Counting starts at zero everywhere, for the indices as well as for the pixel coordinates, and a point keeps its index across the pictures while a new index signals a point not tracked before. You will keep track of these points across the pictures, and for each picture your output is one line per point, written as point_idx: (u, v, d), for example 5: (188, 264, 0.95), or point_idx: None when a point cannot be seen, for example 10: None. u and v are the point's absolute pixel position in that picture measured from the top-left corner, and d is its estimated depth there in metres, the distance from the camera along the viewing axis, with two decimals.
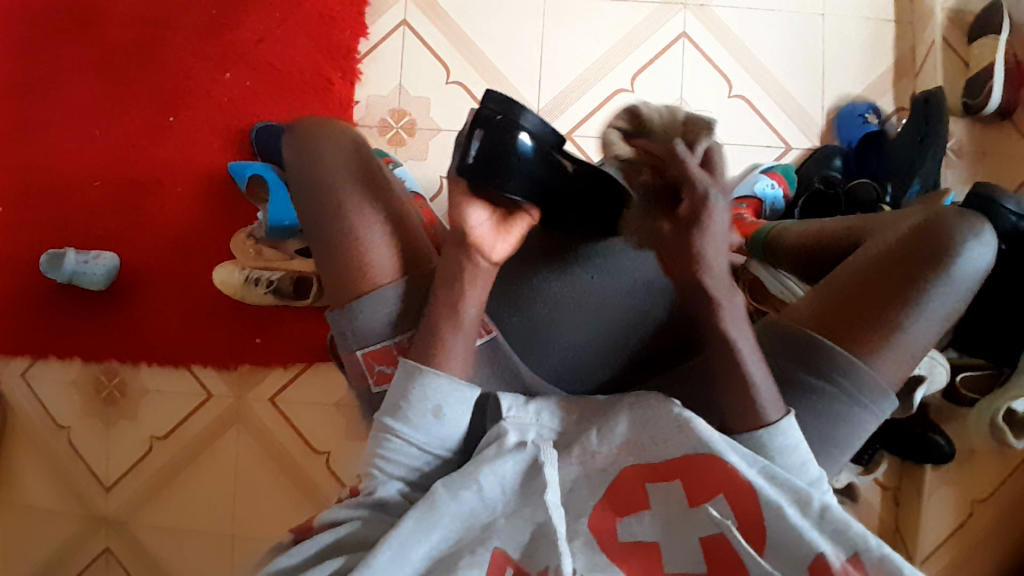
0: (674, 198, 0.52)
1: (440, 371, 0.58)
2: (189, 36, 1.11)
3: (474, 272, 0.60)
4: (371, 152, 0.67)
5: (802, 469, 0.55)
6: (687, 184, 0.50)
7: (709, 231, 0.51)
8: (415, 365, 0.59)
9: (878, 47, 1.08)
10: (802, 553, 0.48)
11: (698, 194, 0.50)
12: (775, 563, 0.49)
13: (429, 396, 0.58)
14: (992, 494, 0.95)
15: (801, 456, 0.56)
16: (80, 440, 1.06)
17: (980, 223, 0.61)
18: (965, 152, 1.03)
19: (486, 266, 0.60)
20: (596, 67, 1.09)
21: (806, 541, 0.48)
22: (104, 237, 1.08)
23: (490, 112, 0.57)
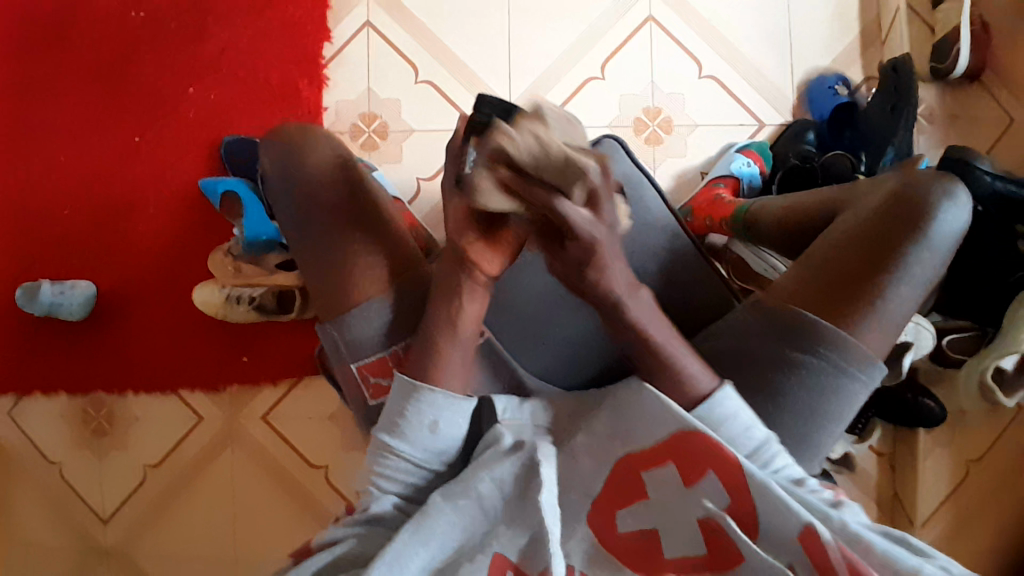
0: (560, 240, 0.48)
1: (434, 385, 0.58)
2: (149, 54, 1.09)
3: (473, 288, 0.57)
4: (356, 163, 0.69)
5: (748, 435, 0.55)
6: (571, 232, 0.46)
7: (601, 264, 0.49)
8: (409, 380, 0.58)
9: (843, 17, 1.08)
10: (785, 526, 0.49)
11: (584, 243, 0.46)
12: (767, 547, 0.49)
13: (425, 411, 0.58)
14: (985, 453, 0.96)
15: (743, 422, 0.56)
16: (73, 474, 1.05)
17: (954, 185, 0.61)
18: (936, 117, 1.04)
19: (485, 282, 0.57)
20: (565, 57, 1.08)
21: (792, 514, 0.48)
22: (78, 266, 1.06)
23: (484, 117, 0.52)
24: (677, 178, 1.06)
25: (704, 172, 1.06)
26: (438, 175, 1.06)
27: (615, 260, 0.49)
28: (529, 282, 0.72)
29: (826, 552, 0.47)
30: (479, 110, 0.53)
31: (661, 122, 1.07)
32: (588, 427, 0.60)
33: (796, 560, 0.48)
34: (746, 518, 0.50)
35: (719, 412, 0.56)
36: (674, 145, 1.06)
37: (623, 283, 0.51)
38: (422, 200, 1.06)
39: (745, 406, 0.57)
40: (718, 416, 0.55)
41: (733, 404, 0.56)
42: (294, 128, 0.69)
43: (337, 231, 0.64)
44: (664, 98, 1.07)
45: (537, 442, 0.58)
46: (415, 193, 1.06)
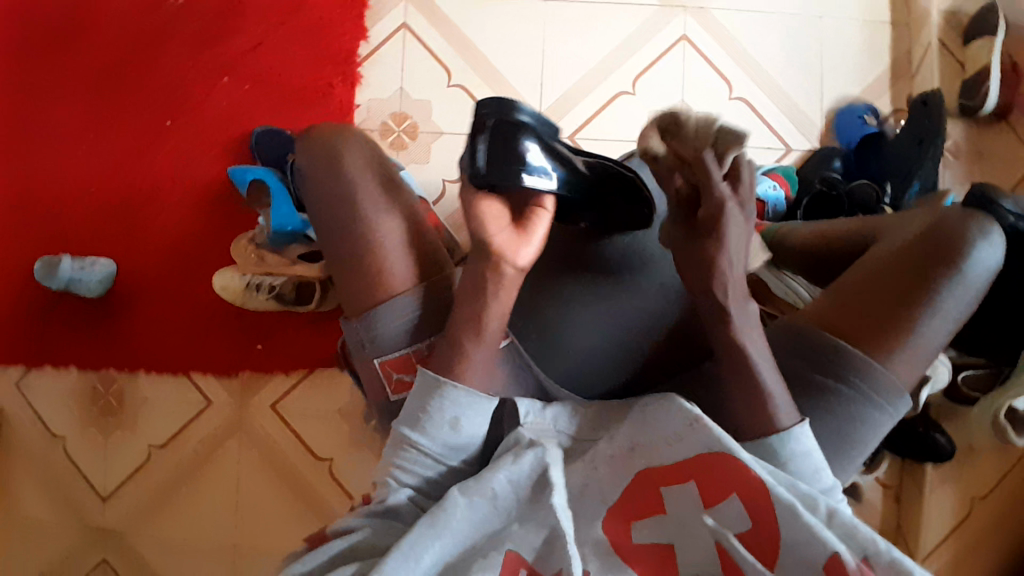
0: (692, 209, 0.55)
1: (458, 383, 0.58)
2: (186, 39, 1.10)
3: (499, 280, 0.58)
4: (386, 163, 0.70)
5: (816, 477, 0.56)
6: (707, 193, 0.52)
7: (723, 239, 0.53)
8: (432, 376, 0.59)
9: (875, 50, 1.09)
10: (814, 555, 0.49)
11: (712, 207, 0.52)
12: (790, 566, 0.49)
13: (447, 408, 0.58)
14: (991, 491, 0.96)
15: (814, 463, 0.56)
16: (78, 450, 1.04)
17: (989, 225, 0.62)
18: (961, 153, 1.05)
19: (513, 273, 0.58)
20: (597, 70, 1.09)
21: (819, 540, 0.48)
22: (99, 243, 1.07)
23: (487, 119, 0.58)
24: None
25: None
26: None
27: (737, 256, 0.54)
28: (565, 289, 0.70)
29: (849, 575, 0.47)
30: (478, 115, 0.59)
31: None
32: (611, 436, 0.60)
33: None
34: (765, 539, 0.51)
35: (793, 447, 0.56)
36: None
37: (737, 277, 0.55)
38: (447, 201, 1.06)
39: (818, 449, 0.57)
40: (792, 450, 0.56)
41: (805, 442, 0.56)
42: (328, 128, 0.70)
43: (365, 224, 0.64)
44: None
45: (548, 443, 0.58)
46: (440, 194, 1.06)
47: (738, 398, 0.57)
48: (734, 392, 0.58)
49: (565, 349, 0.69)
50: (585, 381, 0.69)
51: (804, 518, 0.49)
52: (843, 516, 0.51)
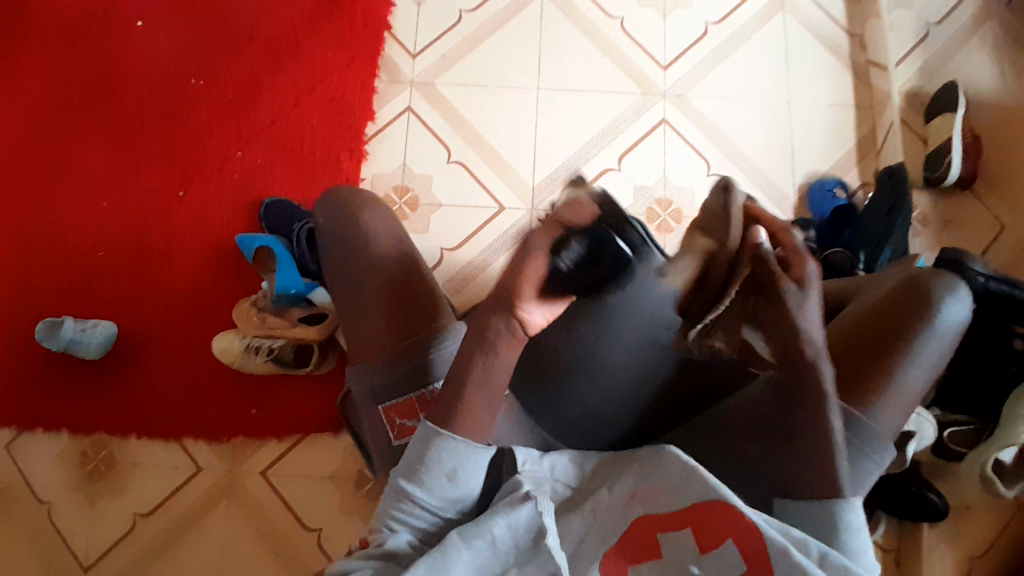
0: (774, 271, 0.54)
1: (456, 437, 0.59)
2: (203, 118, 1.18)
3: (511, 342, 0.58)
4: (395, 222, 0.75)
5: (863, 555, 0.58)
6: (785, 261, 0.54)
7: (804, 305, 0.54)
8: (432, 429, 0.59)
9: (841, 131, 1.19)
10: None
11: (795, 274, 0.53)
12: None
13: (444, 460, 0.59)
14: (986, 550, 0.95)
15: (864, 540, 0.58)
16: (62, 516, 1.02)
17: (955, 282, 0.67)
18: (930, 221, 1.12)
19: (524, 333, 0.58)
20: (585, 149, 1.18)
21: None
22: (103, 306, 1.09)
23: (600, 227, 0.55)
24: None
25: None
26: (462, 246, 1.12)
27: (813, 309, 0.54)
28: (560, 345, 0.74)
29: None
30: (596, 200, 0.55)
31: (672, 212, 1.14)
32: (610, 486, 0.62)
33: None
34: None
35: (849, 516, 0.58)
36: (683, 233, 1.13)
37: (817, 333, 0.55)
38: (445, 267, 1.11)
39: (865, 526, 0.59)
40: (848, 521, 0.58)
41: (859, 516, 0.59)
42: (348, 193, 0.77)
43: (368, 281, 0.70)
44: (674, 191, 1.16)
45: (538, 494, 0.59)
46: (438, 261, 1.11)
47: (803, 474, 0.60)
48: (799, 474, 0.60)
49: (574, 402, 0.74)
50: (594, 427, 0.75)
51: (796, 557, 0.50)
52: (835, 559, 0.52)
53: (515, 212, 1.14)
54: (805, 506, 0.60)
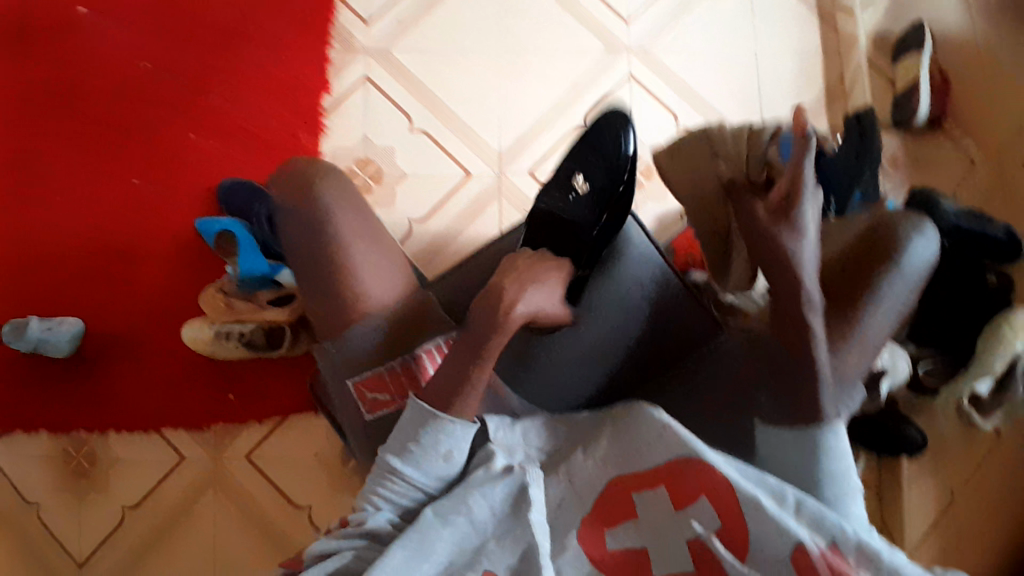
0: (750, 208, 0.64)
1: (453, 416, 0.58)
2: (156, 103, 1.13)
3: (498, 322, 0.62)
4: (359, 191, 0.70)
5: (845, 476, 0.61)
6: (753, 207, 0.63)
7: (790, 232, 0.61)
8: (428, 410, 0.58)
9: (809, 76, 1.16)
10: (778, 549, 0.49)
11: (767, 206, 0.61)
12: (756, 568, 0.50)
13: (442, 441, 0.58)
14: (968, 480, 0.96)
15: (845, 463, 0.62)
16: (49, 517, 1.00)
17: (922, 221, 0.66)
18: (900, 162, 1.10)
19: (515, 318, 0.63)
20: (552, 109, 1.15)
21: (786, 531, 0.50)
22: (69, 303, 1.06)
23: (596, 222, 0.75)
24: (658, 220, 1.10)
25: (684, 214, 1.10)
26: (431, 216, 1.10)
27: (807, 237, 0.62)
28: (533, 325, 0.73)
29: (815, 564, 0.48)
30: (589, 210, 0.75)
31: (642, 169, 1.13)
32: (584, 451, 0.61)
33: None
34: (737, 541, 0.51)
35: (833, 441, 0.61)
36: (654, 189, 1.12)
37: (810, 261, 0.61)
38: (415, 238, 1.09)
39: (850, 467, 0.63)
40: (835, 445, 0.61)
41: (843, 442, 0.62)
42: (303, 161, 0.70)
43: (344, 256, 0.65)
44: (644, 147, 1.13)
45: (527, 468, 0.58)
46: (407, 232, 1.09)
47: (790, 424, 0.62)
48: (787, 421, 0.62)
49: (544, 376, 0.72)
50: (570, 389, 0.73)
51: (769, 511, 0.51)
52: (810, 507, 0.53)
53: (483, 177, 1.12)
54: (790, 436, 0.62)
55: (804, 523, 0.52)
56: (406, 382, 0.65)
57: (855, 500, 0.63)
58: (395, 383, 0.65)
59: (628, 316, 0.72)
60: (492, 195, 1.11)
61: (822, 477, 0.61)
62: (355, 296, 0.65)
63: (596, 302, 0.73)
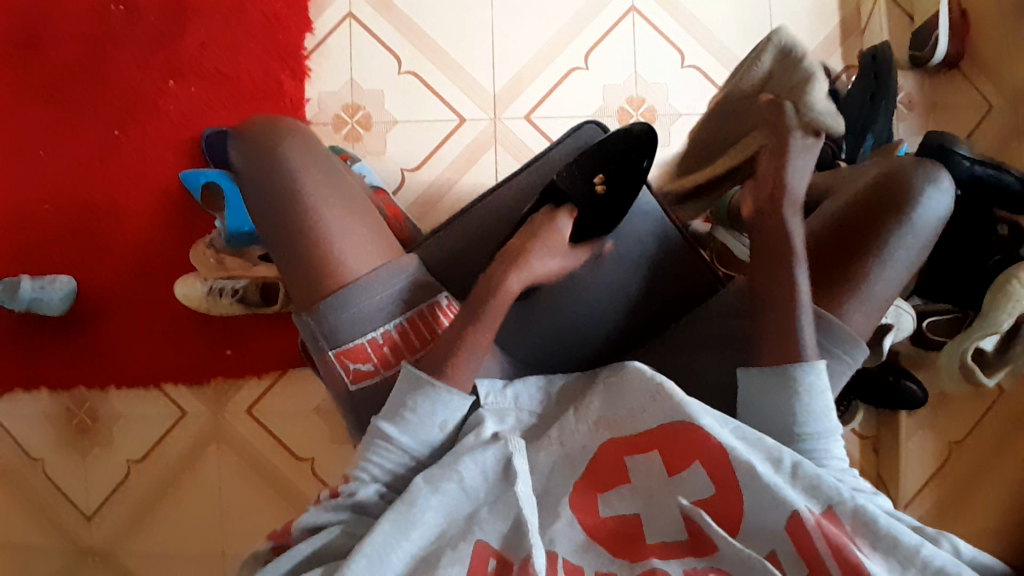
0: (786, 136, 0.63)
1: (450, 388, 0.58)
2: (127, 47, 1.07)
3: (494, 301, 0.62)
4: (326, 150, 0.68)
5: (825, 415, 0.58)
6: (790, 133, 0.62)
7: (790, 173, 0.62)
8: (427, 380, 0.58)
9: (824, 8, 1.09)
10: (775, 519, 0.50)
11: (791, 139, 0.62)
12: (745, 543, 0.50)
13: (439, 411, 0.58)
14: (967, 437, 0.97)
15: (825, 401, 0.58)
16: (57, 471, 1.03)
17: (937, 170, 0.62)
18: (915, 104, 1.05)
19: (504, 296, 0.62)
20: (549, 47, 1.08)
21: (782, 500, 0.50)
22: (59, 261, 1.04)
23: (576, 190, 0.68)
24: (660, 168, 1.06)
25: None
26: (425, 165, 1.06)
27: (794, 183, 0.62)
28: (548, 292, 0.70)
29: (811, 536, 0.48)
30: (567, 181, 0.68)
31: (645, 111, 1.08)
32: (580, 412, 0.60)
33: (781, 547, 0.49)
34: (731, 508, 0.51)
35: (811, 378, 0.58)
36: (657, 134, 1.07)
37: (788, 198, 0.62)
38: (408, 190, 1.05)
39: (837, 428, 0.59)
40: (812, 383, 0.57)
41: (822, 379, 0.58)
42: (263, 121, 0.68)
43: (317, 216, 0.63)
44: (647, 88, 1.08)
45: (509, 436, 0.58)
46: (401, 183, 1.05)
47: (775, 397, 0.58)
48: (770, 393, 0.59)
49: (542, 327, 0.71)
50: (574, 347, 0.72)
51: (765, 478, 0.51)
52: (807, 467, 0.52)
53: (477, 122, 1.07)
54: (767, 377, 0.59)
55: (799, 487, 0.51)
56: (391, 354, 0.64)
57: (836, 442, 0.59)
58: (378, 353, 0.64)
59: (631, 266, 0.72)
60: (488, 141, 1.07)
61: (800, 417, 0.58)
62: (332, 256, 0.63)
63: (604, 258, 0.72)
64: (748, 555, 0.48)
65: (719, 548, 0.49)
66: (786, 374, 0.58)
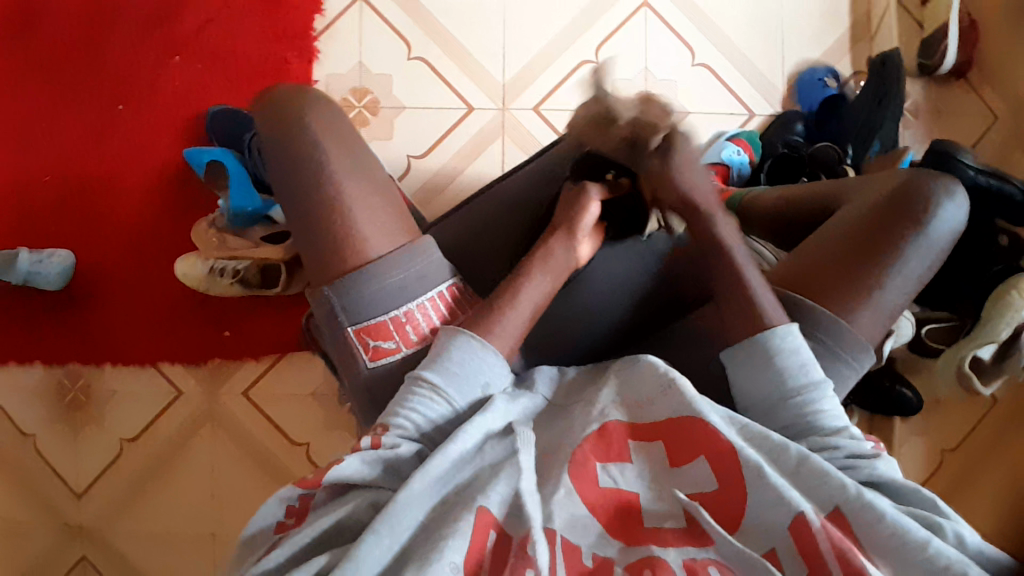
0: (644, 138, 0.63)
1: (497, 352, 0.60)
2: (134, 19, 1.06)
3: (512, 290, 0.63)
4: (349, 127, 0.69)
5: (804, 371, 0.57)
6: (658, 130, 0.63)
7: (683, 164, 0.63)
8: (478, 338, 0.59)
9: (835, 12, 1.09)
10: (777, 518, 0.50)
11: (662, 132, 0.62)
12: (751, 529, 0.51)
13: (483, 372, 0.59)
14: (961, 443, 0.98)
15: (801, 359, 0.58)
16: (49, 446, 1.01)
17: (952, 182, 0.64)
18: (921, 111, 1.06)
19: (530, 284, 0.64)
20: (560, 39, 1.08)
21: (785, 501, 0.50)
22: (58, 235, 1.03)
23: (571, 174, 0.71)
24: None
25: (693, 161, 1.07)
26: (431, 153, 1.05)
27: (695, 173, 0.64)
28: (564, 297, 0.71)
29: (815, 538, 0.48)
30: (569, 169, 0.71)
31: None
32: (592, 400, 0.59)
33: (780, 544, 0.50)
34: (734, 502, 0.52)
35: (779, 342, 0.58)
36: None
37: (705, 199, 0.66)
38: (413, 177, 1.05)
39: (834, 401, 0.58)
40: (779, 345, 0.58)
41: (794, 339, 0.58)
42: (289, 90, 0.68)
43: (336, 188, 0.64)
44: (656, 85, 1.08)
45: (518, 428, 0.57)
46: (406, 170, 1.05)
47: (751, 369, 0.59)
48: (753, 371, 0.59)
49: (552, 321, 0.71)
50: (579, 343, 0.72)
51: (770, 477, 0.51)
52: (814, 463, 0.52)
53: (485, 112, 1.06)
54: (739, 354, 0.60)
55: (800, 489, 0.52)
56: (413, 331, 0.63)
57: (829, 396, 0.58)
58: (401, 332, 0.63)
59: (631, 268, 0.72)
60: (495, 132, 1.06)
61: (778, 382, 0.58)
62: (343, 238, 0.63)
63: (611, 262, 0.72)
64: (747, 553, 0.49)
65: (716, 542, 0.50)
66: (755, 344, 0.59)
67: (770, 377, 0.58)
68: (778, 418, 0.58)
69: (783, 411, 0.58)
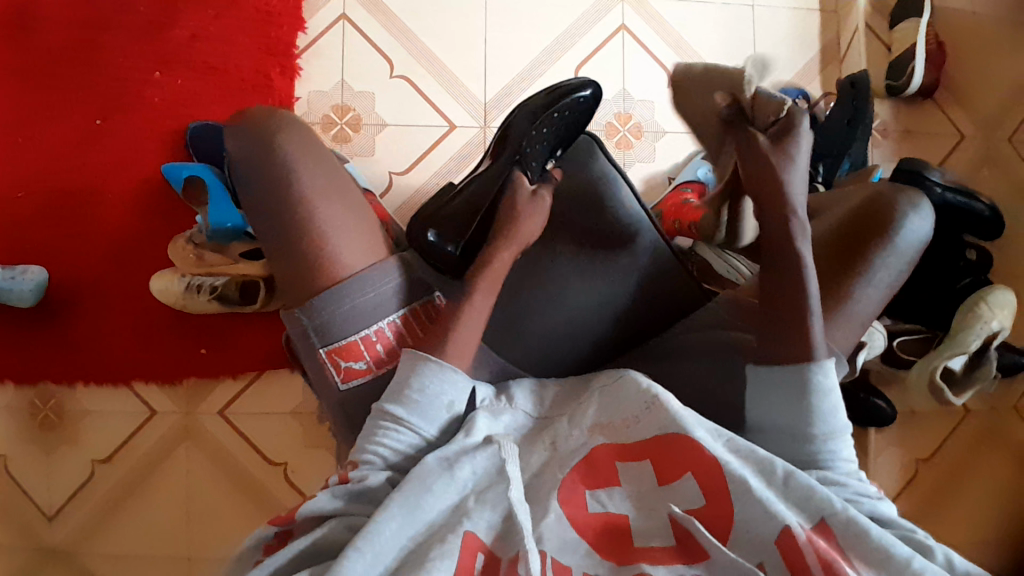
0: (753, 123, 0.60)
1: (458, 368, 0.60)
2: (115, 35, 1.05)
3: (477, 305, 0.63)
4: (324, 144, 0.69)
5: (832, 416, 0.56)
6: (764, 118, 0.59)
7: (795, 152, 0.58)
8: (436, 361, 0.59)
9: (805, 34, 1.13)
10: (766, 531, 0.50)
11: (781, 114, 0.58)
12: (743, 546, 0.51)
13: (445, 392, 0.58)
14: (934, 455, 1.00)
15: (833, 402, 0.57)
16: (18, 466, 0.98)
17: (918, 196, 0.65)
18: (890, 131, 1.10)
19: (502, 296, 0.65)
20: (541, 59, 1.10)
21: (773, 515, 0.50)
22: (32, 251, 1.01)
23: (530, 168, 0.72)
24: (644, 183, 1.08)
25: (670, 177, 1.09)
26: (413, 170, 1.06)
27: (801, 161, 0.58)
28: (540, 312, 0.72)
29: (801, 548, 0.49)
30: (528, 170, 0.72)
31: (631, 128, 1.10)
32: (576, 416, 0.60)
33: (769, 559, 0.50)
34: (722, 520, 0.52)
35: (820, 378, 0.56)
36: (643, 149, 1.09)
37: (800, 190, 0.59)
38: (395, 193, 1.05)
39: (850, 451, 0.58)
40: (818, 384, 0.56)
41: (831, 379, 0.57)
42: (259, 112, 0.67)
43: (311, 209, 0.63)
44: (634, 104, 1.10)
45: (505, 439, 0.56)
46: (387, 187, 1.05)
47: (784, 402, 0.57)
48: (788, 403, 0.57)
49: (529, 329, 0.72)
50: (555, 356, 0.72)
51: (757, 492, 0.51)
52: (800, 478, 0.53)
53: (467, 129, 1.08)
54: (776, 375, 0.58)
55: (788, 502, 0.52)
56: (384, 351, 0.64)
57: (844, 443, 0.58)
58: (371, 350, 0.63)
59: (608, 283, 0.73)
60: (477, 149, 1.07)
61: (808, 416, 0.57)
62: (326, 254, 0.63)
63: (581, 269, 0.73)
64: (742, 567, 0.48)
65: (711, 556, 0.49)
66: (799, 373, 0.57)
67: (802, 409, 0.57)
68: (795, 451, 0.57)
69: (796, 447, 0.57)
